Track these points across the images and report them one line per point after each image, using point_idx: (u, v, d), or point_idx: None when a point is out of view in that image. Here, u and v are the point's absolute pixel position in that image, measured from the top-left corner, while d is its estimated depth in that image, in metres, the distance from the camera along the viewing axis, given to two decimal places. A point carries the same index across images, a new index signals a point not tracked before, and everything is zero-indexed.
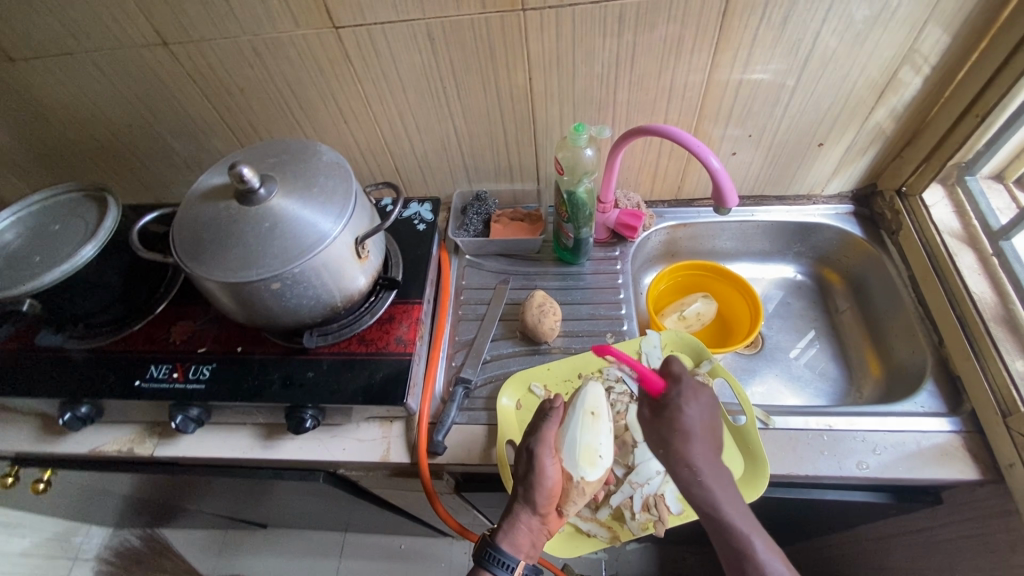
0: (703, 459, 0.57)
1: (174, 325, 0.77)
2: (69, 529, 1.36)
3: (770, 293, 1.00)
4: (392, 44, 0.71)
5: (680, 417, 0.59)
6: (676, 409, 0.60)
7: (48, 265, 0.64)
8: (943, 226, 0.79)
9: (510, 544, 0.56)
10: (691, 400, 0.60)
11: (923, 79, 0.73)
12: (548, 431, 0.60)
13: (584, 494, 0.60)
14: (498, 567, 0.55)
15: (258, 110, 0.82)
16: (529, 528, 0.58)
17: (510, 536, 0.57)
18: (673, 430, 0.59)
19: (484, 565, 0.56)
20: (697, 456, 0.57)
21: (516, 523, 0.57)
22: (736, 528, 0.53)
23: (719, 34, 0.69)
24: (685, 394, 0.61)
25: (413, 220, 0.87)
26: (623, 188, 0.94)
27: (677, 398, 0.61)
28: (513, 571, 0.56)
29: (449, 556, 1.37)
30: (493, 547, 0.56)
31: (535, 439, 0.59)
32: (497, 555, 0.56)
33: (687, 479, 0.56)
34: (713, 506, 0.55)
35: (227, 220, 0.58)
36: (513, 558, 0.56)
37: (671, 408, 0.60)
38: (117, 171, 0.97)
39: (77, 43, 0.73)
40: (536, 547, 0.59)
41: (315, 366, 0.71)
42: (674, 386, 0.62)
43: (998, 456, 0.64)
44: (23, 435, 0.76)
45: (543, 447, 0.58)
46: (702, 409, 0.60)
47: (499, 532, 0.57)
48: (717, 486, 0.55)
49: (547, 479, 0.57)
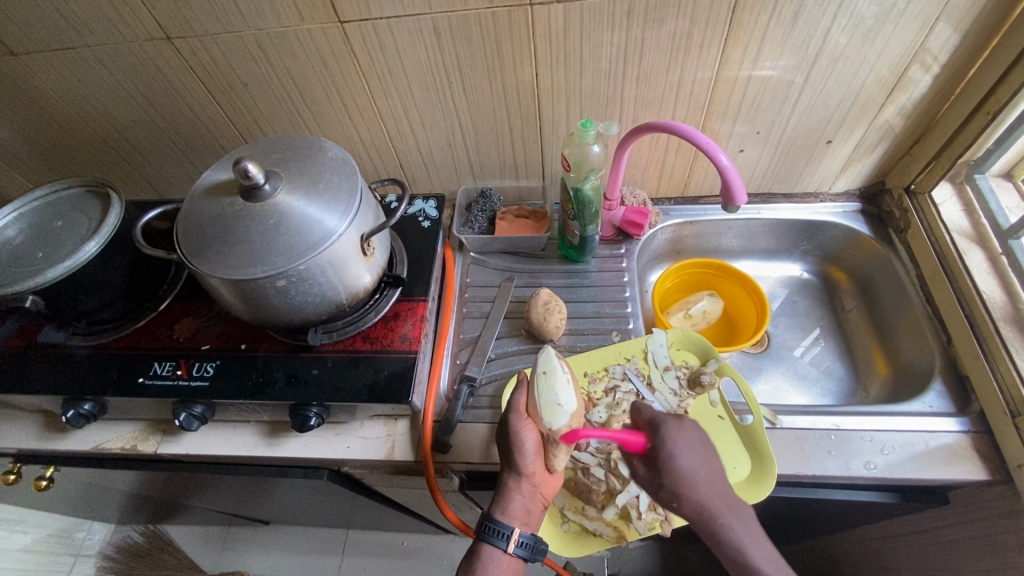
0: (716, 501, 0.53)
1: (177, 322, 0.77)
2: (70, 525, 1.37)
3: (776, 291, 0.99)
4: (398, 39, 0.70)
5: (680, 469, 0.54)
6: (673, 460, 0.54)
7: (52, 262, 0.64)
8: (953, 225, 0.79)
9: (503, 512, 0.57)
10: (681, 442, 0.55)
11: (933, 77, 0.72)
12: (519, 398, 0.60)
13: (560, 445, 0.58)
14: (495, 537, 0.56)
15: (262, 105, 0.81)
16: (521, 493, 0.58)
17: (502, 505, 0.57)
18: (676, 482, 0.54)
19: (483, 539, 0.56)
20: (710, 500, 0.53)
21: (506, 491, 0.58)
22: (763, 567, 0.52)
23: (729, 29, 0.68)
24: (674, 439, 0.55)
25: (418, 217, 0.86)
26: (629, 185, 0.93)
27: (669, 445, 0.55)
28: (512, 539, 0.56)
29: (450, 554, 1.37)
30: (488, 519, 0.57)
31: (508, 408, 0.61)
32: (493, 526, 0.56)
33: (707, 524, 0.53)
34: (739, 548, 0.53)
35: (231, 216, 0.58)
36: (508, 525, 0.56)
37: (665, 459, 0.54)
38: (119, 167, 0.97)
39: (79, 38, 0.73)
40: (534, 514, 0.59)
41: (320, 364, 0.70)
42: (659, 435, 0.56)
43: (1007, 457, 0.64)
44: (25, 432, 0.76)
45: (514, 411, 0.60)
46: (695, 448, 0.55)
47: (494, 505, 0.58)
48: (736, 524, 0.53)
49: (524, 441, 0.58)
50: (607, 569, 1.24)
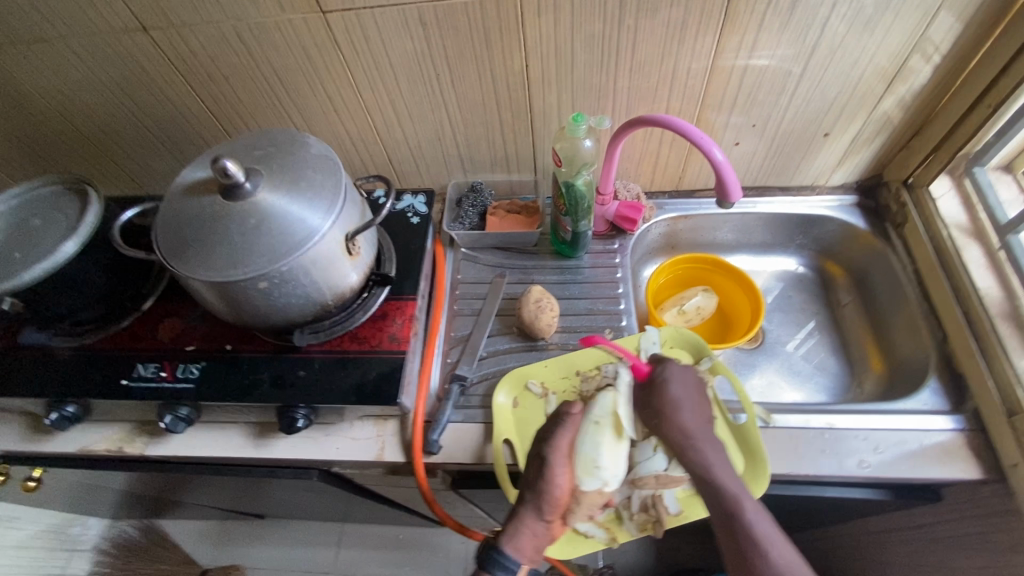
0: (695, 426, 0.59)
1: (161, 322, 0.75)
2: (67, 521, 1.34)
3: (771, 285, 0.97)
4: (383, 30, 0.68)
5: (670, 391, 0.62)
6: (664, 383, 0.63)
7: (29, 262, 0.62)
8: (950, 219, 0.77)
9: (514, 547, 0.55)
10: (677, 376, 0.64)
11: (934, 67, 0.70)
12: (562, 438, 0.59)
13: (581, 505, 0.59)
14: (499, 568, 0.54)
15: (244, 98, 0.79)
16: (536, 533, 0.56)
17: (514, 539, 0.55)
18: (664, 403, 0.62)
19: (486, 566, 0.54)
20: (689, 422, 0.59)
21: (521, 527, 0.56)
22: (726, 485, 0.54)
23: (725, 18, 0.66)
24: (671, 370, 0.64)
25: (406, 213, 0.84)
26: (622, 178, 0.91)
27: (664, 372, 0.64)
28: (515, 574, 0.54)
29: (447, 546, 1.37)
30: (498, 548, 0.55)
31: (548, 445, 0.58)
32: (501, 557, 0.54)
33: (682, 444, 0.58)
34: (706, 467, 0.56)
35: (210, 216, 0.56)
36: (517, 560, 0.55)
37: (659, 382, 0.63)
38: (101, 164, 0.94)
39: (53, 29, 0.70)
40: (537, 552, 0.58)
41: (307, 365, 0.69)
42: (661, 365, 0.65)
43: (1001, 455, 0.63)
44: (7, 434, 0.75)
45: (556, 456, 0.58)
46: (687, 384, 0.63)
47: (503, 534, 0.56)
48: (709, 449, 0.57)
49: (558, 487, 0.57)
50: (602, 561, 1.24)
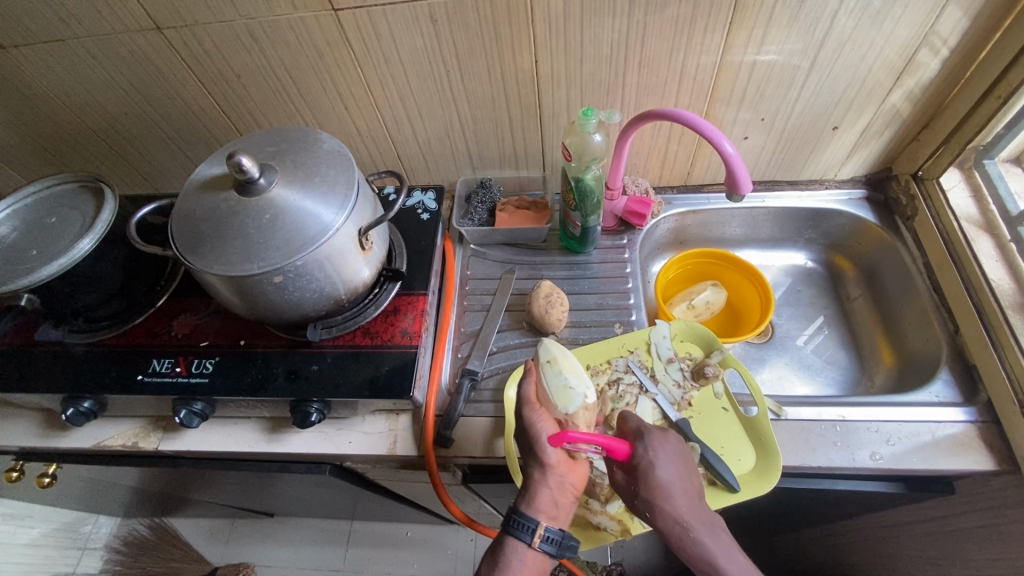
0: (690, 513, 0.54)
1: (176, 317, 0.76)
2: (77, 520, 1.37)
3: (779, 280, 0.98)
4: (393, 26, 0.68)
5: (657, 477, 0.55)
6: (649, 468, 0.56)
7: (47, 259, 0.63)
8: (961, 212, 0.77)
9: (531, 506, 0.54)
10: (662, 453, 0.57)
11: (942, 60, 0.70)
12: (527, 389, 0.61)
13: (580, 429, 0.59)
14: (522, 531, 0.53)
15: (256, 96, 0.80)
16: (546, 485, 0.55)
17: (529, 499, 0.55)
18: (653, 491, 0.55)
19: (507, 531, 0.54)
20: (684, 510, 0.54)
21: (532, 485, 0.56)
22: None
23: (733, 13, 0.66)
24: (653, 448, 0.57)
25: (417, 209, 0.85)
26: (631, 174, 0.92)
27: (648, 454, 0.56)
28: (536, 534, 0.53)
29: (455, 544, 1.37)
30: (515, 512, 0.54)
31: (519, 402, 0.60)
32: (516, 519, 0.54)
33: (681, 535, 0.54)
34: (712, 561, 0.53)
35: (226, 211, 0.57)
36: (533, 519, 0.54)
37: (644, 467, 0.56)
38: (114, 163, 0.96)
39: (68, 30, 0.71)
40: (563, 508, 0.56)
41: (320, 360, 0.70)
42: (640, 442, 0.57)
43: (1014, 446, 0.63)
44: (24, 430, 0.76)
45: (526, 403, 0.59)
46: (675, 459, 0.57)
47: (519, 499, 0.56)
48: (710, 538, 0.53)
49: (541, 431, 0.57)
50: (611, 558, 1.25)
